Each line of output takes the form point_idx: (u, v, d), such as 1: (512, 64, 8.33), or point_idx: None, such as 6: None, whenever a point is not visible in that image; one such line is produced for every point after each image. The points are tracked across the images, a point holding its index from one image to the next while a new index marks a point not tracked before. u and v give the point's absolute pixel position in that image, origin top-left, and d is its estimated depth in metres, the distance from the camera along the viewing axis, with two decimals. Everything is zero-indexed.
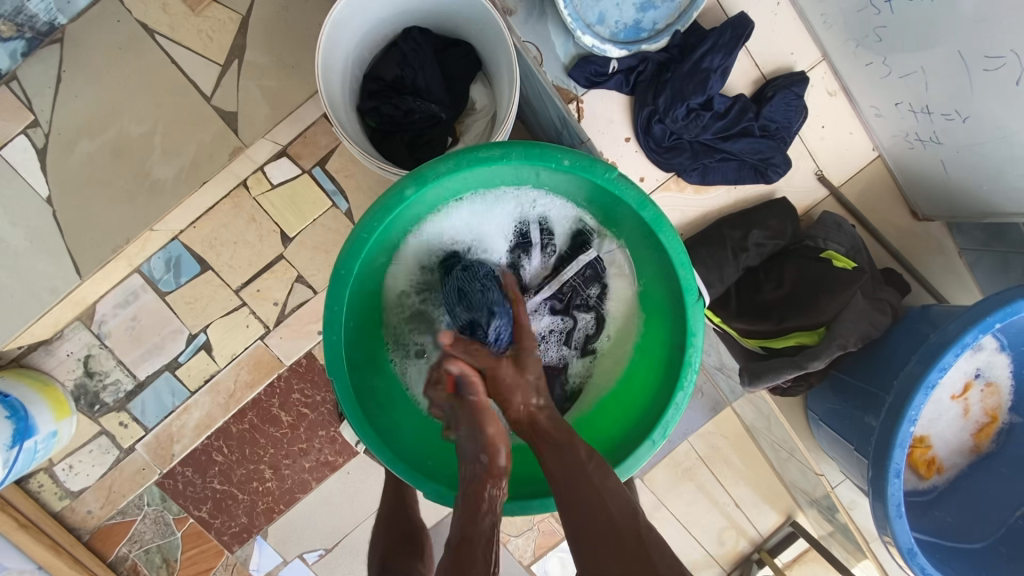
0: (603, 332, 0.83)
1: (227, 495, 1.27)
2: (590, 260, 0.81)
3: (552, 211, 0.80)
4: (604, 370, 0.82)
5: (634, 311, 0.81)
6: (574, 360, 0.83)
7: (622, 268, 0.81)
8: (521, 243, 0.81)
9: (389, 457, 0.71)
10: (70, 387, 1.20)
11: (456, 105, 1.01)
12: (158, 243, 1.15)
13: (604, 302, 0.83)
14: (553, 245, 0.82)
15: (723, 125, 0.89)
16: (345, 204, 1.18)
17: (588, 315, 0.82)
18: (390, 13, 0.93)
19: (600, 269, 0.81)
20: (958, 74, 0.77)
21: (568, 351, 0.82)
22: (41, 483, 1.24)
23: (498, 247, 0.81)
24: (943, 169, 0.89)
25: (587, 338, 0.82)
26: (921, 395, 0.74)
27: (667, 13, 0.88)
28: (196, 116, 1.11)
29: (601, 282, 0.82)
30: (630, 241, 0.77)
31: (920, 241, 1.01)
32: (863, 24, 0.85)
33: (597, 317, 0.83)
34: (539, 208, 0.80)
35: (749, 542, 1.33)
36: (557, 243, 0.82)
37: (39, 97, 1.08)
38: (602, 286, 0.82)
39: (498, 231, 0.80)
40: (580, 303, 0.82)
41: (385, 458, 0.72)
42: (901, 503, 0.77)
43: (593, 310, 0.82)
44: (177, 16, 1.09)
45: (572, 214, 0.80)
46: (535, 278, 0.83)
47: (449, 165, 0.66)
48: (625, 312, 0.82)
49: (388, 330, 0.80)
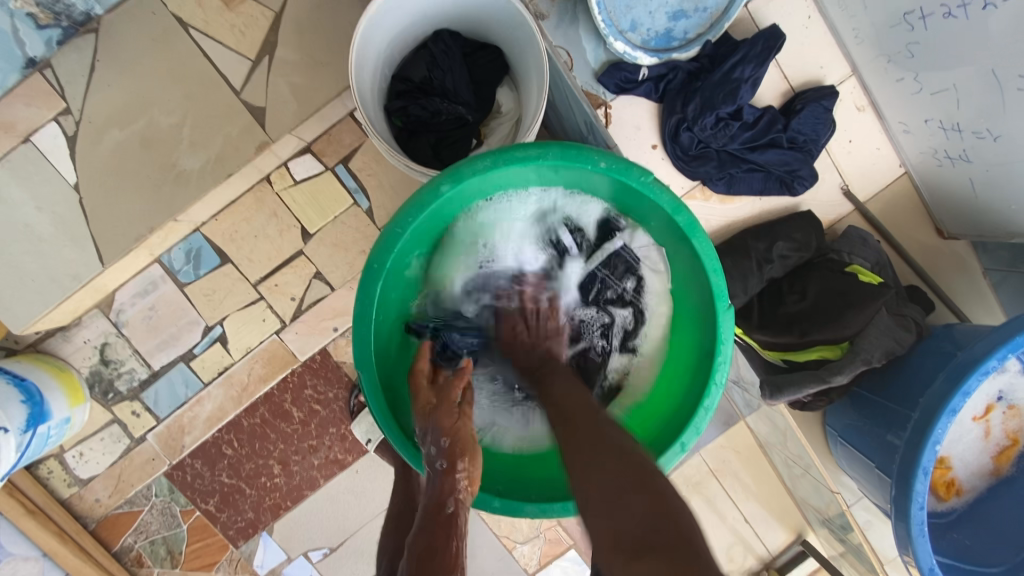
0: (638, 330, 0.82)
1: (234, 489, 1.27)
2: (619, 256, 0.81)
3: (582, 208, 0.80)
4: (637, 369, 0.82)
5: (668, 316, 0.80)
6: (612, 360, 0.82)
7: (657, 266, 0.79)
8: (554, 241, 0.82)
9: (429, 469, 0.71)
10: (86, 374, 1.21)
11: (482, 107, 1.02)
12: (179, 234, 1.16)
13: (642, 296, 0.82)
14: (583, 240, 0.82)
15: (751, 135, 0.89)
16: (366, 203, 1.18)
17: (626, 311, 0.82)
18: (422, 14, 0.94)
19: (634, 267, 0.81)
20: (991, 92, 0.76)
21: (609, 348, 0.82)
22: (50, 470, 1.24)
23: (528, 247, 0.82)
24: (971, 188, 0.89)
25: (625, 334, 0.82)
26: (948, 413, 0.73)
27: (698, 22, 0.88)
28: (224, 109, 1.12)
29: (636, 277, 0.81)
30: (664, 244, 0.77)
31: (945, 259, 1.01)
32: (896, 40, 0.85)
33: (635, 313, 0.82)
34: (570, 208, 0.80)
35: (758, 560, 1.32)
36: (589, 239, 0.82)
37: (72, 85, 1.09)
38: (638, 280, 0.81)
39: (531, 228, 0.80)
40: (615, 298, 0.82)
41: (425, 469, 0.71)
42: (924, 523, 0.75)
43: (630, 305, 0.82)
44: (211, 11, 1.10)
45: (604, 210, 0.80)
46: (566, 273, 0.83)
47: (485, 163, 0.66)
48: (659, 314, 0.81)
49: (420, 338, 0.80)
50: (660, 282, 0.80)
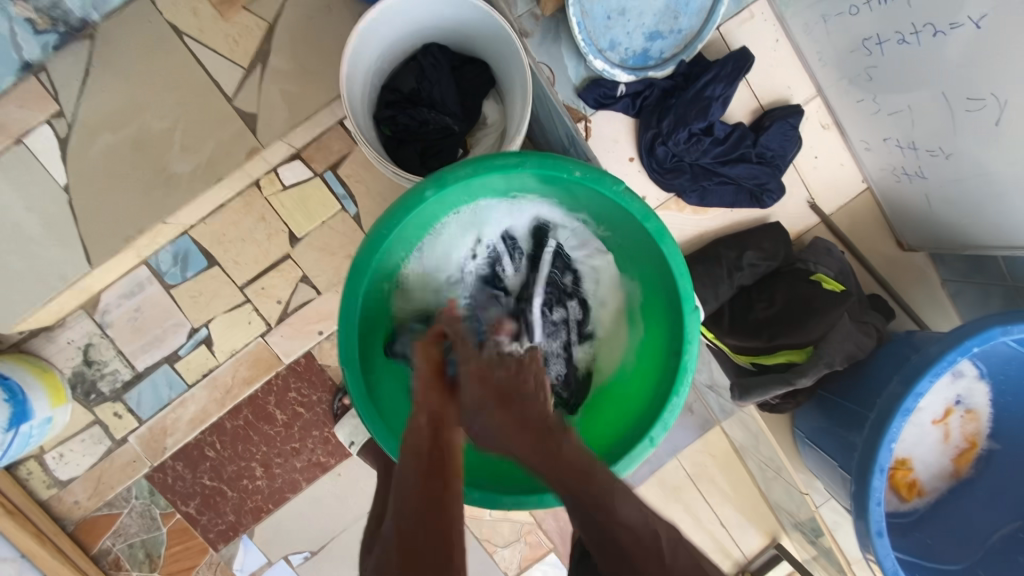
0: (594, 319, 0.87)
1: (216, 491, 1.27)
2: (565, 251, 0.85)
3: (517, 217, 0.84)
4: (608, 357, 0.86)
5: (627, 311, 0.84)
6: (575, 347, 0.86)
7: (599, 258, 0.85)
8: (492, 254, 0.85)
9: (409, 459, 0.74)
10: (68, 375, 1.21)
11: (469, 118, 1.05)
12: (168, 236, 1.18)
13: (581, 286, 0.87)
14: (518, 249, 0.86)
15: (723, 150, 0.94)
16: (354, 208, 1.21)
17: (573, 304, 0.86)
18: (412, 28, 0.98)
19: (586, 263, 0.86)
20: (943, 114, 0.82)
21: (570, 342, 0.85)
22: (29, 471, 1.24)
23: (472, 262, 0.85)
24: (927, 203, 0.95)
25: (579, 325, 0.86)
26: (902, 413, 0.78)
27: (673, 43, 0.92)
28: (217, 115, 1.14)
29: (573, 274, 0.86)
30: (622, 244, 0.81)
31: (907, 270, 1.06)
32: (855, 64, 0.91)
33: (581, 304, 0.87)
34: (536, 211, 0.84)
35: (734, 564, 1.35)
36: (522, 246, 0.86)
37: (66, 88, 1.11)
38: (575, 274, 0.86)
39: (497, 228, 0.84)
40: (568, 293, 0.86)
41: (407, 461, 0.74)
42: (882, 521, 0.79)
43: (573, 297, 0.86)
44: (206, 19, 1.13)
45: (549, 216, 0.84)
46: (515, 282, 0.86)
47: (466, 170, 0.70)
48: (616, 308, 0.86)
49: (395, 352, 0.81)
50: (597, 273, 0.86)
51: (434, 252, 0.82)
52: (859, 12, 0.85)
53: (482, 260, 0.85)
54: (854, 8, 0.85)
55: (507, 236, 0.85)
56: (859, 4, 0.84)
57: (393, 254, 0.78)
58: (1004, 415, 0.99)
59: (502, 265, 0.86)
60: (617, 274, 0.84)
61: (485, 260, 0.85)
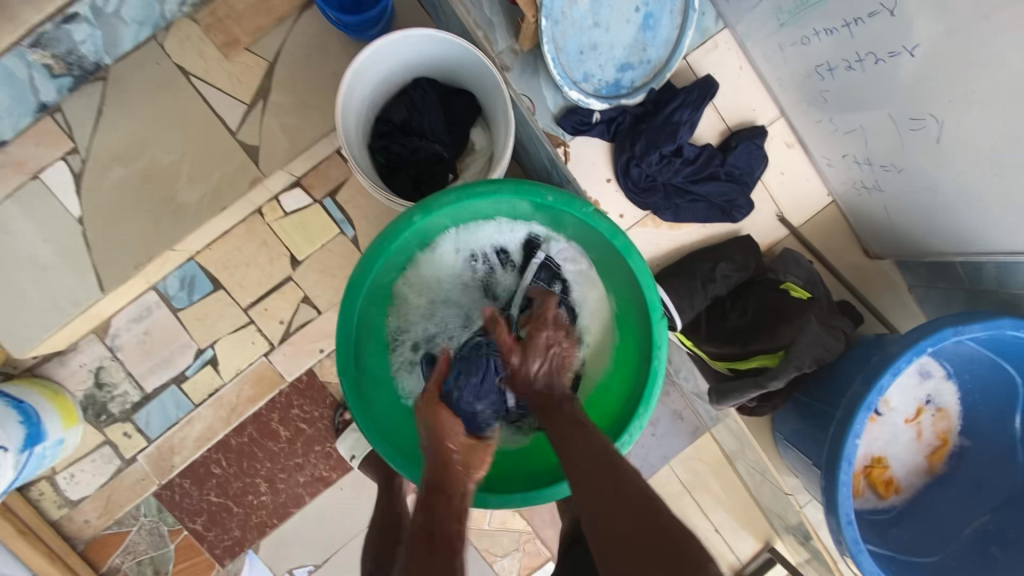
0: (580, 326, 0.92)
1: (222, 508, 1.32)
2: (551, 264, 0.90)
3: (505, 235, 0.90)
4: (594, 363, 0.91)
5: (610, 321, 0.89)
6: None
7: (585, 271, 0.90)
8: (487, 267, 0.92)
9: (405, 463, 0.81)
10: (80, 398, 1.27)
11: (458, 145, 1.13)
12: (175, 262, 1.24)
13: (570, 294, 0.92)
14: (509, 262, 0.92)
15: (693, 170, 1.02)
16: (352, 232, 1.27)
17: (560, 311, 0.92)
18: (402, 65, 1.06)
19: (569, 275, 0.91)
20: (893, 133, 0.89)
21: None
22: (42, 491, 1.28)
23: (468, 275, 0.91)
24: (887, 214, 1.01)
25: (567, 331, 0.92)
26: (863, 411, 0.84)
27: (643, 72, 1.00)
28: (221, 148, 1.22)
29: (564, 283, 0.92)
30: (600, 258, 0.86)
31: (874, 277, 1.12)
32: (812, 88, 0.98)
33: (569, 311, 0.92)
34: (520, 230, 0.90)
35: (729, 567, 1.40)
36: (514, 258, 0.92)
37: (80, 127, 1.19)
38: (564, 284, 0.92)
39: (486, 245, 0.91)
40: None
41: (404, 465, 0.81)
42: (851, 514, 0.85)
43: (562, 305, 0.92)
44: (211, 60, 1.21)
45: (534, 233, 0.90)
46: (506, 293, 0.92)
47: (450, 198, 0.77)
48: (601, 318, 0.90)
49: (395, 361, 0.89)
50: (583, 283, 0.91)
51: (434, 268, 0.90)
52: (811, 41, 0.92)
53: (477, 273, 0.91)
54: (806, 39, 0.92)
55: (496, 252, 0.91)
56: (810, 35, 0.91)
57: (393, 271, 0.85)
58: (974, 413, 1.04)
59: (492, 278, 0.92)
60: (599, 284, 0.89)
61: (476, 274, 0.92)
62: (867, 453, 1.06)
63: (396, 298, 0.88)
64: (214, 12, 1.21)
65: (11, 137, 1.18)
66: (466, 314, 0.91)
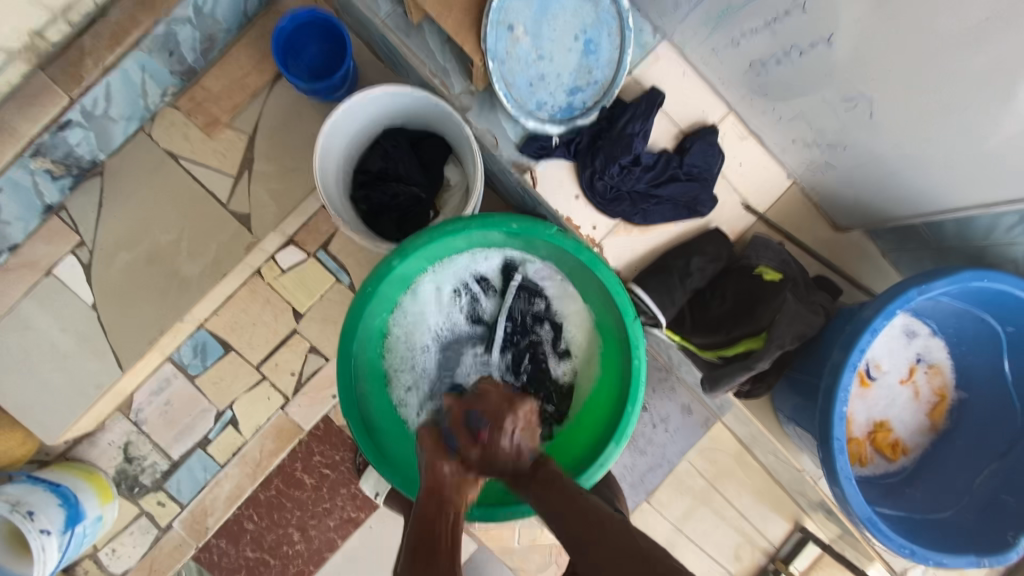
0: (565, 337, 0.97)
1: (260, 561, 1.36)
2: (526, 284, 0.96)
3: (483, 262, 0.96)
4: (585, 371, 0.95)
5: (594, 329, 0.94)
6: (555, 365, 0.97)
7: (562, 285, 0.95)
8: (470, 296, 0.97)
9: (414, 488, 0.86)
10: (112, 473, 1.33)
11: (433, 183, 1.20)
12: (186, 332, 1.31)
13: (551, 309, 0.97)
14: (490, 287, 0.97)
15: (653, 175, 1.08)
16: (347, 278, 1.34)
17: (545, 327, 0.97)
18: (372, 119, 1.14)
19: (547, 291, 0.97)
20: (832, 113, 0.94)
21: (548, 361, 0.97)
22: (86, 569, 1.33)
23: (453, 305, 0.97)
24: (843, 188, 1.06)
25: (554, 344, 0.97)
26: (846, 377, 0.90)
27: (592, 93, 1.07)
28: (216, 220, 1.30)
29: (544, 299, 0.97)
30: (573, 271, 0.92)
31: (846, 248, 1.16)
32: (751, 82, 1.04)
33: (553, 327, 0.97)
34: (495, 257, 0.96)
35: (764, 554, 1.42)
36: (494, 284, 0.97)
37: (84, 221, 1.28)
38: (544, 301, 0.97)
39: (464, 274, 0.96)
40: (534, 319, 0.98)
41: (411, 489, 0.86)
42: (850, 474, 0.90)
43: (546, 321, 0.97)
44: (196, 141, 1.30)
45: (508, 258, 0.96)
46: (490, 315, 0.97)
47: (423, 239, 0.83)
48: (584, 326, 0.95)
49: (395, 395, 0.94)
50: (562, 297, 0.96)
51: (420, 303, 0.95)
52: (742, 41, 0.98)
53: (461, 303, 0.97)
54: (737, 40, 0.99)
55: (475, 280, 0.97)
56: (739, 36, 0.98)
57: (382, 311, 0.91)
58: (964, 364, 1.07)
59: (475, 304, 0.98)
60: (577, 297, 0.95)
61: (460, 303, 0.97)
62: (869, 419, 1.07)
63: (388, 335, 0.94)
64: (193, 97, 1.29)
65: (22, 240, 1.27)
66: (455, 342, 0.97)
